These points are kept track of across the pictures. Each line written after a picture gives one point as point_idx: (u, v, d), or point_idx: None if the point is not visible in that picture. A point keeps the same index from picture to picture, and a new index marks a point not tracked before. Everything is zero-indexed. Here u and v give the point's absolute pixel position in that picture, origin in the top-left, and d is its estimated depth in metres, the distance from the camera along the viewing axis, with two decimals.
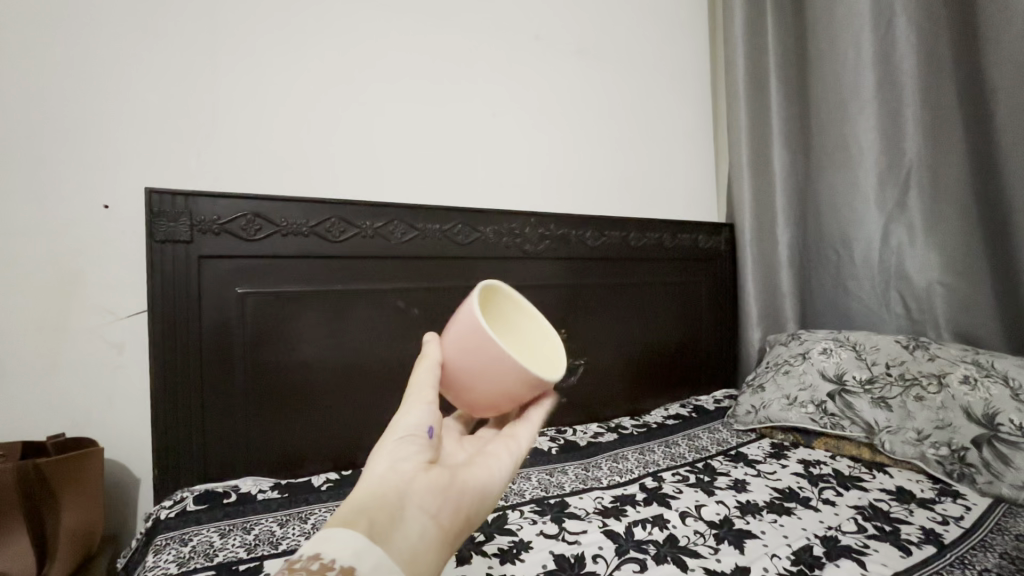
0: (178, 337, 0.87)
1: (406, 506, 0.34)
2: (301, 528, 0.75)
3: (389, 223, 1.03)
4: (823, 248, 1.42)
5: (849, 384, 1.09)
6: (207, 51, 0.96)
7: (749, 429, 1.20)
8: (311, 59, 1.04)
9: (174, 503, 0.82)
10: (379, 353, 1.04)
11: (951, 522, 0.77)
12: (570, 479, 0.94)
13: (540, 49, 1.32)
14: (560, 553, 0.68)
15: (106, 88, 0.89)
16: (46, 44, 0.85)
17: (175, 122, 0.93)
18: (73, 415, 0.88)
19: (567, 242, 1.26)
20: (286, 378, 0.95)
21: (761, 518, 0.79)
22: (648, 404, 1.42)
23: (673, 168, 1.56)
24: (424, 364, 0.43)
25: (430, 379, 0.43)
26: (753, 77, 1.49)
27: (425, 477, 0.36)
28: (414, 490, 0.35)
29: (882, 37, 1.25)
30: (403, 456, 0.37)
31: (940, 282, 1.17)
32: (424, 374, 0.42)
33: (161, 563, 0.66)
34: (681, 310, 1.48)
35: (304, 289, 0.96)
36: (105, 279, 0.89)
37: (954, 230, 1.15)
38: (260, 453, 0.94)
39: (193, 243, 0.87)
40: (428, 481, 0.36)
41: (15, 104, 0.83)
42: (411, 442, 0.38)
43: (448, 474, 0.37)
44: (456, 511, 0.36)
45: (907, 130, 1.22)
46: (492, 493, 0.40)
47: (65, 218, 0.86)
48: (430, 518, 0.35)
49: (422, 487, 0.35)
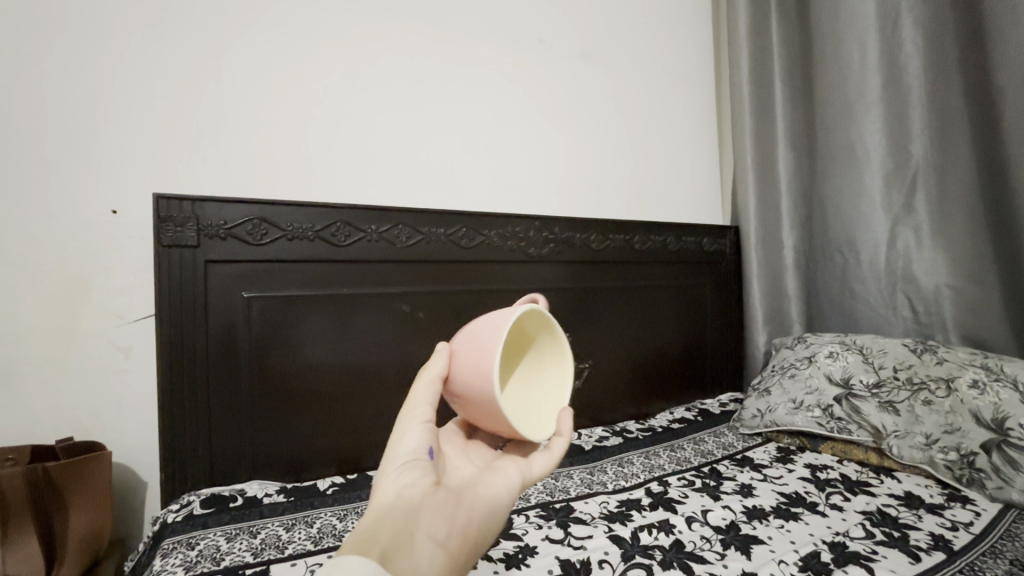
0: (185, 341, 0.87)
1: (413, 533, 0.37)
2: (307, 532, 0.75)
3: (394, 227, 1.03)
4: (829, 251, 1.41)
5: (856, 388, 1.08)
6: (214, 57, 0.97)
7: (755, 433, 1.20)
8: (316, 63, 1.05)
9: (181, 506, 0.82)
10: (384, 357, 1.04)
11: (960, 528, 0.76)
12: (576, 483, 0.94)
13: (544, 52, 1.32)
14: (566, 559, 0.68)
15: (114, 95, 0.90)
16: (56, 51, 0.86)
17: (182, 128, 0.94)
18: (81, 419, 0.88)
19: (572, 245, 1.26)
20: (291, 382, 0.95)
21: (767, 523, 0.78)
22: (653, 407, 1.41)
23: (677, 170, 1.56)
24: (422, 382, 0.47)
25: (427, 397, 0.47)
26: (757, 79, 1.48)
27: (429, 502, 0.39)
28: (418, 517, 0.38)
29: (887, 39, 1.24)
30: (408, 481, 0.40)
31: (948, 285, 1.16)
32: (422, 392, 0.47)
33: (168, 567, 0.66)
34: (686, 313, 1.48)
35: (310, 293, 0.96)
36: (113, 283, 0.90)
37: (962, 232, 1.14)
38: (266, 457, 0.94)
39: (200, 247, 0.88)
40: (432, 506, 0.39)
41: (25, 111, 0.84)
42: (414, 469, 0.42)
43: (451, 499, 0.40)
44: (464, 533, 0.39)
45: (913, 132, 1.21)
46: (501, 510, 0.42)
47: (74, 223, 0.87)
48: (436, 543, 0.38)
49: (427, 511, 0.38)
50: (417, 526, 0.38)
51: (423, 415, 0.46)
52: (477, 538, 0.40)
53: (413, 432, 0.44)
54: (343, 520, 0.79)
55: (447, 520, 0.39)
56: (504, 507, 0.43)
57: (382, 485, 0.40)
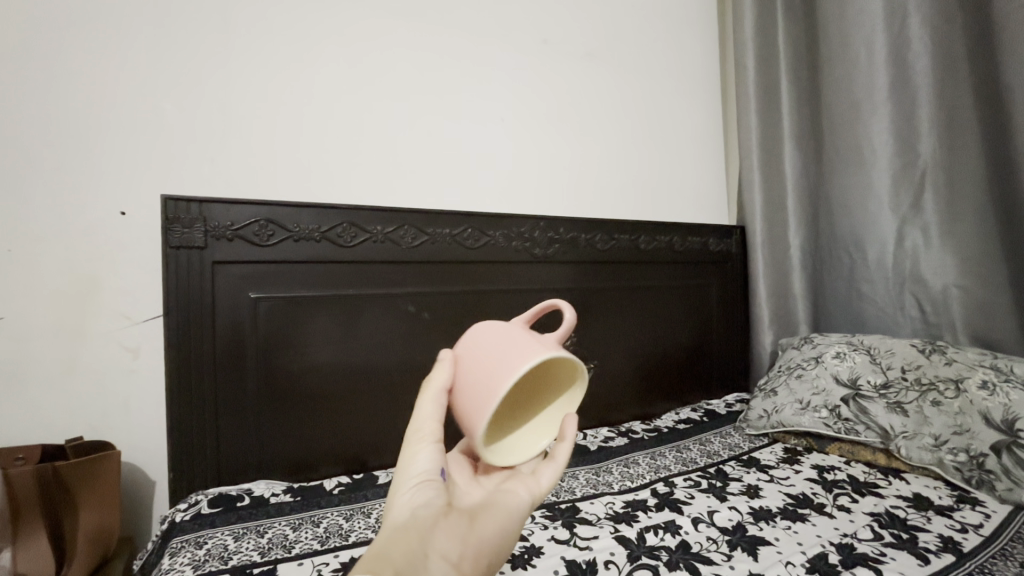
0: (193, 342, 0.88)
1: (426, 556, 0.37)
2: (313, 532, 0.75)
3: (400, 228, 1.04)
4: (836, 251, 1.40)
5: (864, 389, 1.07)
6: (222, 59, 0.97)
7: (762, 434, 1.19)
8: (322, 65, 1.05)
9: (189, 506, 0.83)
10: (390, 357, 1.04)
11: (970, 530, 0.76)
12: (581, 483, 0.94)
13: (549, 53, 1.32)
14: (571, 559, 0.68)
15: (122, 97, 0.90)
16: (66, 54, 0.87)
17: (190, 130, 0.95)
18: (91, 418, 0.89)
19: (577, 246, 1.26)
20: (298, 382, 0.96)
21: (774, 524, 0.78)
22: (659, 408, 1.41)
23: (682, 170, 1.55)
24: (426, 395, 0.46)
25: (433, 413, 0.45)
26: (764, 78, 1.48)
27: (441, 525, 0.39)
28: (431, 539, 0.38)
29: (895, 37, 1.23)
30: (421, 501, 0.40)
31: (957, 285, 1.15)
32: (427, 407, 0.45)
33: (177, 566, 0.67)
34: (692, 313, 1.47)
35: (316, 294, 0.96)
36: (122, 284, 0.91)
37: (971, 231, 1.13)
38: (273, 457, 0.94)
39: (207, 248, 0.88)
40: (444, 528, 0.39)
41: (35, 114, 0.85)
42: (426, 490, 0.41)
43: (462, 521, 0.40)
44: (475, 555, 0.39)
45: (922, 131, 1.20)
46: (511, 532, 0.43)
47: (84, 224, 0.88)
48: (449, 566, 0.38)
49: (440, 534, 0.39)
50: (430, 549, 0.38)
51: (432, 434, 0.45)
52: (488, 561, 0.40)
53: (424, 451, 0.44)
54: (349, 520, 0.79)
55: (459, 543, 0.39)
56: (515, 529, 0.43)
57: (394, 506, 0.40)
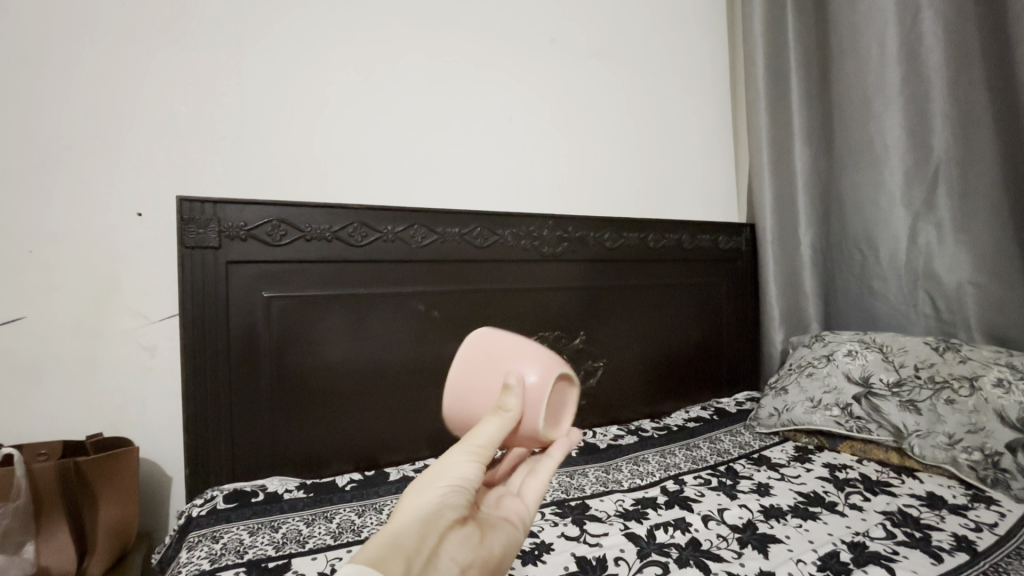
0: (207, 341, 0.89)
1: (438, 554, 0.36)
2: (326, 527, 0.77)
3: (410, 228, 1.05)
4: (847, 248, 1.39)
5: (875, 387, 1.07)
6: (233, 62, 0.99)
7: (772, 432, 1.19)
8: (332, 66, 1.06)
9: (205, 501, 0.85)
10: (400, 355, 1.05)
11: (984, 529, 0.75)
12: (591, 481, 0.94)
13: (556, 52, 1.32)
14: (581, 556, 0.69)
15: (136, 101, 0.92)
16: (83, 60, 0.89)
17: (203, 133, 0.96)
18: (109, 416, 0.91)
19: (586, 244, 1.26)
20: (310, 380, 0.97)
21: (785, 522, 0.78)
22: (667, 406, 1.41)
23: (690, 168, 1.54)
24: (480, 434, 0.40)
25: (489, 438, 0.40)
26: (773, 74, 1.46)
27: (457, 530, 0.38)
28: (445, 540, 0.37)
29: (907, 32, 1.22)
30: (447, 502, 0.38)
31: (972, 282, 1.14)
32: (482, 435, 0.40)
33: (194, 560, 0.68)
34: (701, 311, 1.46)
35: (327, 293, 0.98)
36: (139, 284, 0.93)
37: (986, 226, 1.12)
38: (285, 454, 0.96)
39: (221, 248, 0.90)
40: (458, 533, 0.38)
41: (55, 119, 0.87)
42: (454, 497, 0.38)
43: (474, 532, 0.39)
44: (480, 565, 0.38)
45: (934, 126, 1.19)
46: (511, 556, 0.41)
47: (101, 226, 0.90)
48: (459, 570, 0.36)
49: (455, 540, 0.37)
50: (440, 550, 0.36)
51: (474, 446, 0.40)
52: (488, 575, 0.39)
53: (466, 461, 0.40)
54: (361, 516, 0.80)
55: (469, 552, 0.38)
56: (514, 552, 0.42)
57: (414, 497, 0.37)
